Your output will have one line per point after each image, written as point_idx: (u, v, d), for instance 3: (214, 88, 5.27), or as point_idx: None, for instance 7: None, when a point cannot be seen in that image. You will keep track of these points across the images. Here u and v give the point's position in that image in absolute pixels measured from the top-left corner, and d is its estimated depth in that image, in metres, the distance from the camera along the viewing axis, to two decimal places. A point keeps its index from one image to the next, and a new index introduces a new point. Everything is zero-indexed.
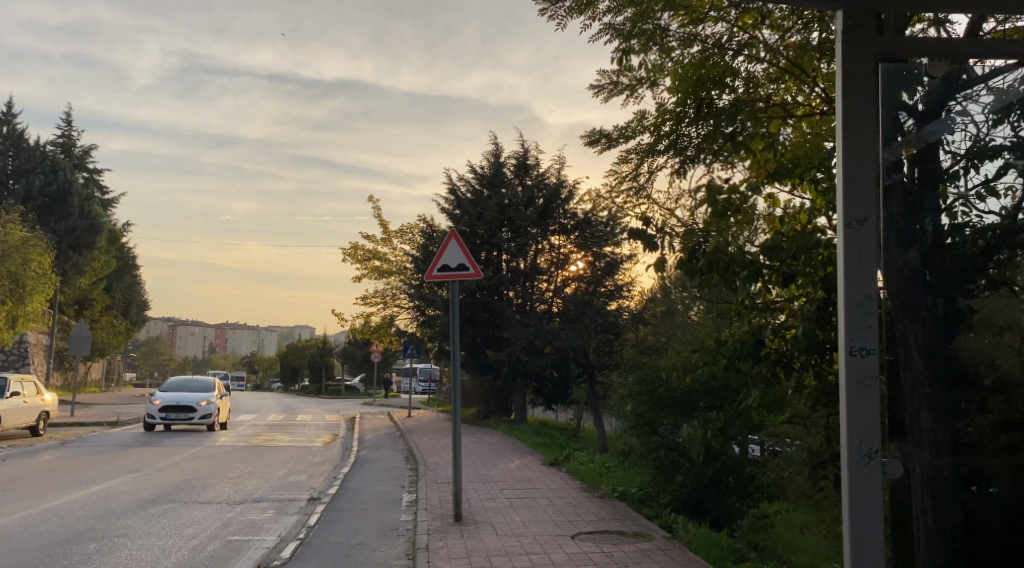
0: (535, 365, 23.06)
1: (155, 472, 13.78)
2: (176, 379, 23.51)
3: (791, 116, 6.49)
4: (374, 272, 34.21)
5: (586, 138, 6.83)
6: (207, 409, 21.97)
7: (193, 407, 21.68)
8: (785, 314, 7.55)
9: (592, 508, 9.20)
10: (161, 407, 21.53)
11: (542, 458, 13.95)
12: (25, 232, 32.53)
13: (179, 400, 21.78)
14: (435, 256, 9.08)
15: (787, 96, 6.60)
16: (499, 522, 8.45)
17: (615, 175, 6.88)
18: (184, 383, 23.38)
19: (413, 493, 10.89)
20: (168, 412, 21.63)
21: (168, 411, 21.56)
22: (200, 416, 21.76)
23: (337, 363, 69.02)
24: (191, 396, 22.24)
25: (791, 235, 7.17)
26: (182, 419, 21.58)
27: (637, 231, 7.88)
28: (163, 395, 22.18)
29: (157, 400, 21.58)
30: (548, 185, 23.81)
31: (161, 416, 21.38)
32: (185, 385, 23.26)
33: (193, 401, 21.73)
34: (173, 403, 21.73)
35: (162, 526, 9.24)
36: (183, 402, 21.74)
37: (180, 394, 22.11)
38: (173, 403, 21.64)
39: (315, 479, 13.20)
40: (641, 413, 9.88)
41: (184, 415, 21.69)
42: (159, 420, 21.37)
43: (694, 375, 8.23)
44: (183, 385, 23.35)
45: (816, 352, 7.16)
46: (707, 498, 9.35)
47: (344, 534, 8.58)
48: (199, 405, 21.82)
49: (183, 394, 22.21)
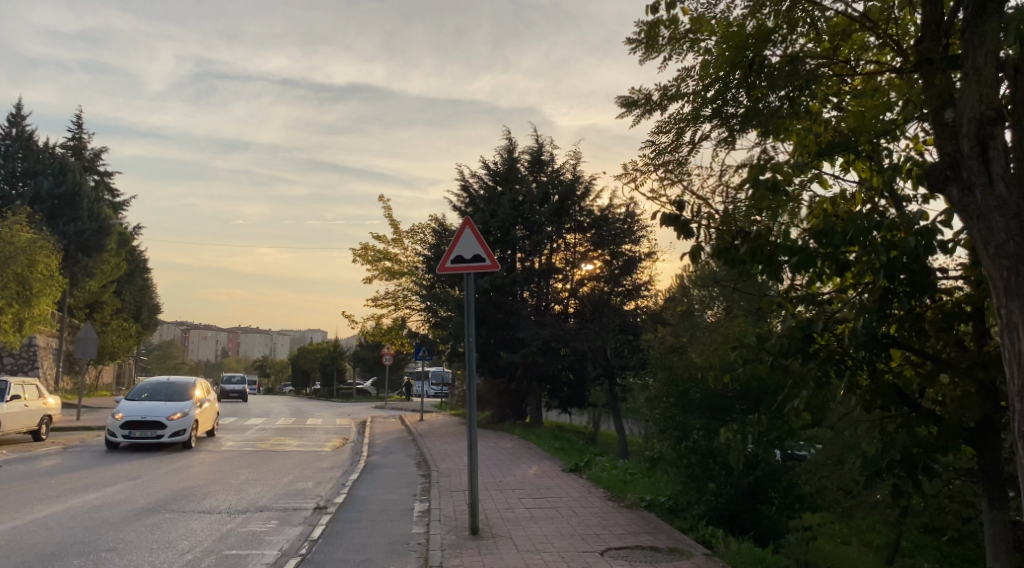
0: (551, 368, 22.33)
1: (156, 480, 13.12)
2: (150, 381, 19.64)
3: (839, 94, 6.55)
4: (385, 274, 33.58)
5: (624, 99, 6.34)
6: (181, 424, 18.05)
7: (163, 423, 17.76)
8: (837, 305, 6.95)
9: (620, 520, 8.48)
10: (123, 424, 17.57)
11: (562, 464, 13.24)
12: (32, 233, 32.04)
13: (146, 414, 17.80)
14: (448, 247, 8.39)
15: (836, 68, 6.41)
16: (520, 535, 7.74)
17: (650, 149, 6.27)
18: (160, 387, 19.51)
19: (426, 502, 10.19)
20: (132, 429, 17.65)
21: (132, 428, 17.59)
22: (172, 433, 17.87)
23: (349, 367, 68.41)
24: (161, 408, 18.17)
25: (847, 216, 6.47)
26: (149, 438, 17.62)
27: (671, 215, 7.26)
28: (128, 406, 18.21)
29: (119, 414, 17.61)
30: (563, 180, 23.04)
31: (123, 435, 17.43)
32: (160, 389, 19.36)
33: (163, 416, 17.72)
34: (137, 417, 17.71)
35: (155, 540, 8.58)
36: (149, 417, 17.69)
37: (148, 405, 18.16)
38: (137, 418, 17.65)
39: (323, 487, 12.54)
40: (670, 417, 9.13)
41: (151, 432, 17.73)
42: (120, 440, 17.46)
43: (734, 374, 7.57)
44: (158, 389, 19.45)
45: (869, 347, 6.43)
46: (747, 509, 8.66)
47: (350, 549, 7.90)
48: (169, 420, 17.82)
49: (151, 406, 18.15)
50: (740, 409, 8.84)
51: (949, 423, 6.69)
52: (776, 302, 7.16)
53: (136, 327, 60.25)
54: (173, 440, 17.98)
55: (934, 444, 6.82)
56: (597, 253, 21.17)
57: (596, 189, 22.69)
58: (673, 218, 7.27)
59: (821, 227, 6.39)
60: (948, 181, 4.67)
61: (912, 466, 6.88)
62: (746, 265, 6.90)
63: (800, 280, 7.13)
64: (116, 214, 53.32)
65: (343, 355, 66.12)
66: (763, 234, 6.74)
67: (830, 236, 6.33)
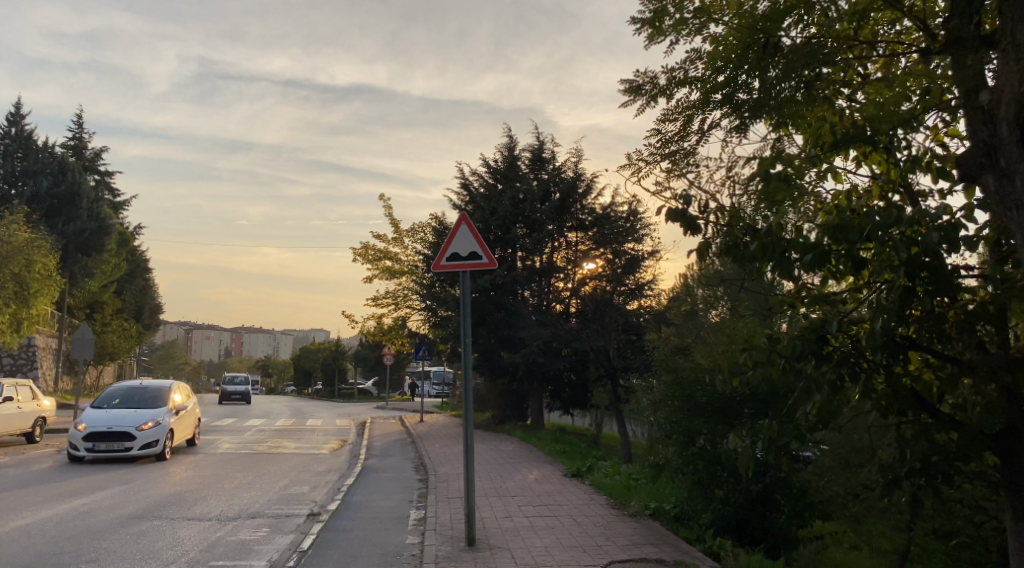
0: (553, 368, 21.98)
1: (146, 484, 12.80)
2: (122, 386, 17.60)
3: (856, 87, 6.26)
4: (385, 273, 33.28)
5: (627, 84, 6.03)
6: (152, 435, 16.10)
7: (132, 435, 15.77)
8: (852, 307, 6.60)
9: (624, 530, 8.15)
10: (85, 436, 15.56)
11: (563, 468, 12.89)
12: (29, 233, 31.74)
13: (112, 424, 15.82)
14: (443, 244, 8.05)
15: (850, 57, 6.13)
16: (518, 547, 7.40)
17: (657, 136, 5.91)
18: (131, 392, 17.49)
19: (422, 509, 9.84)
20: (96, 441, 15.67)
21: (97, 440, 15.61)
22: (142, 447, 15.92)
23: (350, 367, 68.08)
24: (130, 417, 16.16)
25: (863, 212, 6.10)
26: (116, 451, 15.63)
27: (678, 210, 6.93)
28: (93, 413, 16.23)
29: (82, 424, 15.64)
30: (565, 178, 22.69)
31: (86, 449, 15.47)
32: (132, 394, 17.34)
33: (132, 426, 15.70)
34: (102, 428, 15.69)
35: (138, 550, 8.23)
36: (116, 428, 15.68)
37: (117, 413, 16.19)
38: (102, 429, 15.64)
39: (318, 491, 12.21)
40: (676, 421, 8.78)
41: (118, 445, 15.73)
42: (83, 454, 15.52)
43: (744, 377, 7.23)
44: (129, 395, 17.45)
45: (887, 350, 6.09)
46: (757, 518, 8.40)
47: (341, 560, 7.55)
48: (139, 431, 15.82)
49: (119, 415, 16.13)
50: (751, 414, 8.45)
51: (970, 431, 6.33)
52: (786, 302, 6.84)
53: (137, 327, 60.06)
54: (144, 453, 16.01)
55: (955, 452, 6.46)
56: (599, 252, 20.71)
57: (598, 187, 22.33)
58: (678, 213, 6.94)
59: (835, 222, 6.03)
60: (984, 168, 4.44)
61: (933, 476, 6.52)
62: (756, 263, 6.55)
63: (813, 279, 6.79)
64: (116, 214, 53.13)
65: (344, 354, 65.96)
66: (774, 231, 6.41)
67: (845, 232, 5.97)
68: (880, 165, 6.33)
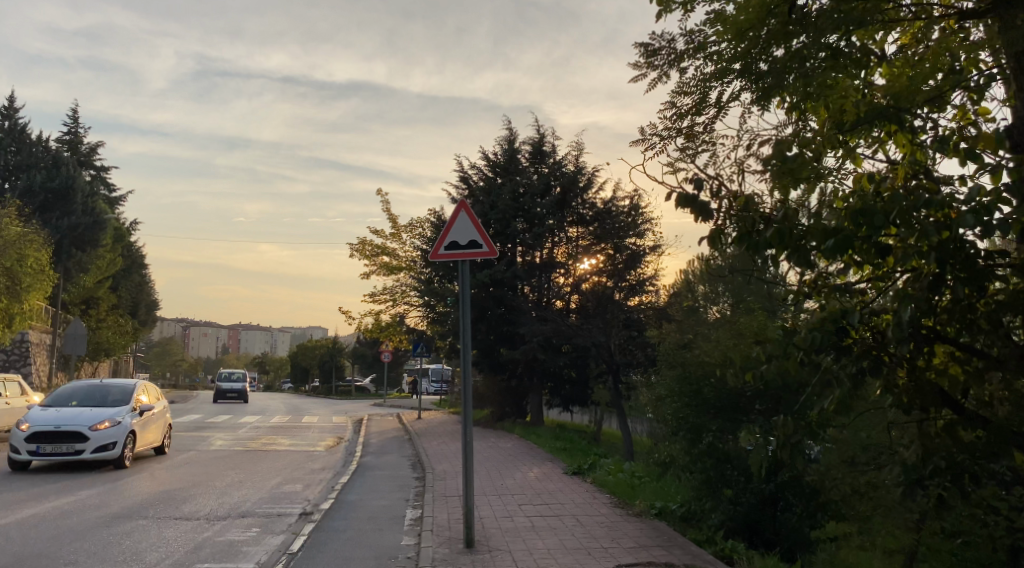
0: (552, 365, 21.61)
1: (134, 482, 12.40)
2: (81, 383, 15.75)
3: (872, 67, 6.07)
4: (383, 269, 32.88)
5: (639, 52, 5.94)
6: (107, 437, 14.20)
7: (84, 436, 13.90)
8: (874, 296, 6.23)
9: (629, 531, 7.79)
10: (30, 436, 13.70)
11: (564, 465, 12.52)
12: (22, 227, 31.32)
13: (61, 424, 13.94)
14: (441, 232, 7.68)
15: (868, 34, 5.94)
16: (519, 549, 7.04)
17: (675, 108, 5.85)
18: (91, 390, 15.60)
19: (418, 508, 9.48)
20: (42, 443, 13.81)
21: (41, 441, 13.74)
22: (95, 449, 13.98)
23: (348, 364, 67.61)
24: (84, 416, 14.30)
25: (888, 193, 5.74)
26: (65, 454, 13.77)
27: (688, 196, 6.59)
28: (42, 413, 14.36)
29: (25, 424, 13.77)
30: (566, 171, 22.29)
31: (29, 452, 13.61)
32: (92, 392, 15.49)
33: (83, 426, 13.82)
34: (49, 428, 13.83)
35: (119, 551, 7.82)
36: (65, 427, 13.81)
37: (68, 413, 14.32)
38: (49, 429, 13.78)
39: (311, 490, 11.85)
40: (683, 418, 8.42)
41: (68, 447, 13.85)
42: (27, 457, 13.66)
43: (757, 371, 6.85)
44: (89, 393, 15.55)
45: (912, 340, 5.71)
46: (765, 517, 8.14)
47: (332, 563, 7.18)
48: (92, 432, 13.93)
49: (71, 414, 14.28)
50: (762, 410, 8.07)
51: (1000, 428, 5.96)
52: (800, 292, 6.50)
53: (133, 323, 59.65)
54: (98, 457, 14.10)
55: (983, 450, 6.10)
56: (601, 246, 20.39)
57: (599, 181, 22.00)
58: (689, 198, 6.59)
59: (858, 206, 5.65)
60: None
61: (959, 474, 6.18)
62: (773, 249, 6.19)
63: (829, 268, 6.48)
64: (112, 210, 52.72)
65: (342, 352, 65.72)
66: (790, 215, 6.10)
67: (868, 216, 5.60)
68: (904, 147, 5.99)
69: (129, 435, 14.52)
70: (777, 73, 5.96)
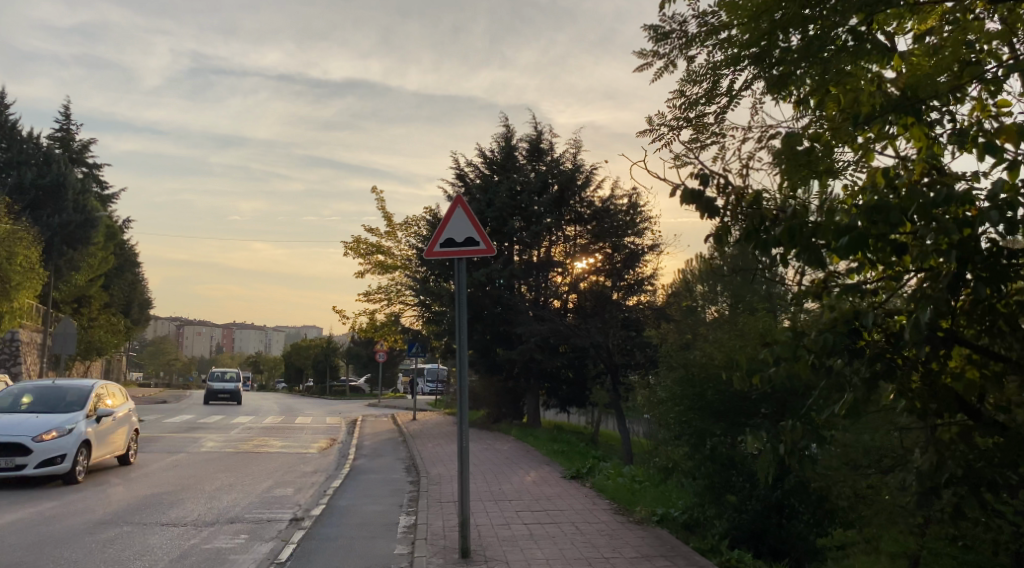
0: (549, 365, 21.33)
1: (122, 486, 12.09)
2: (35, 385, 14.05)
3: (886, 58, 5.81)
4: (378, 268, 32.59)
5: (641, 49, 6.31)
6: (55, 448, 12.46)
7: (27, 449, 12.17)
8: (888, 297, 5.98)
9: (631, 539, 7.54)
10: None
11: (562, 469, 12.26)
12: (11, 225, 30.88)
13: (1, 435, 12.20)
14: (437, 228, 7.39)
15: (883, 24, 5.70)
16: (517, 559, 6.77)
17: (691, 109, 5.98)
18: (46, 394, 13.90)
19: (412, 515, 9.21)
20: None
21: None
22: (40, 462, 12.25)
23: (342, 364, 67.21)
24: (29, 425, 12.56)
25: (904, 188, 5.49)
26: (6, 470, 12.07)
27: (694, 191, 6.33)
28: None
29: None
30: (563, 169, 22.03)
31: None
32: (45, 395, 13.79)
33: (26, 437, 12.10)
34: None
35: (101, 560, 7.52)
36: (5, 440, 12.08)
37: (9, 421, 12.63)
38: None
39: (303, 495, 11.57)
40: (686, 422, 8.17)
41: (9, 461, 12.14)
42: None
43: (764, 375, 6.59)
44: (43, 398, 13.86)
45: (929, 343, 5.45)
46: (772, 525, 7.89)
47: None
48: (36, 444, 12.19)
49: (15, 422, 12.56)
50: (766, 414, 7.81)
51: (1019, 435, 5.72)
52: (808, 293, 6.30)
53: (125, 321, 59.25)
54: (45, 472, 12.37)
55: (1001, 457, 5.87)
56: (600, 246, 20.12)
57: (597, 179, 21.75)
58: (695, 194, 6.34)
59: (872, 203, 5.41)
60: None
61: (976, 483, 5.94)
62: (782, 246, 5.95)
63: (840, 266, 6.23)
64: (104, 208, 52.33)
65: (336, 351, 65.42)
66: (801, 213, 5.89)
67: (884, 214, 5.40)
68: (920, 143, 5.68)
69: (82, 446, 12.79)
70: (786, 62, 5.96)
